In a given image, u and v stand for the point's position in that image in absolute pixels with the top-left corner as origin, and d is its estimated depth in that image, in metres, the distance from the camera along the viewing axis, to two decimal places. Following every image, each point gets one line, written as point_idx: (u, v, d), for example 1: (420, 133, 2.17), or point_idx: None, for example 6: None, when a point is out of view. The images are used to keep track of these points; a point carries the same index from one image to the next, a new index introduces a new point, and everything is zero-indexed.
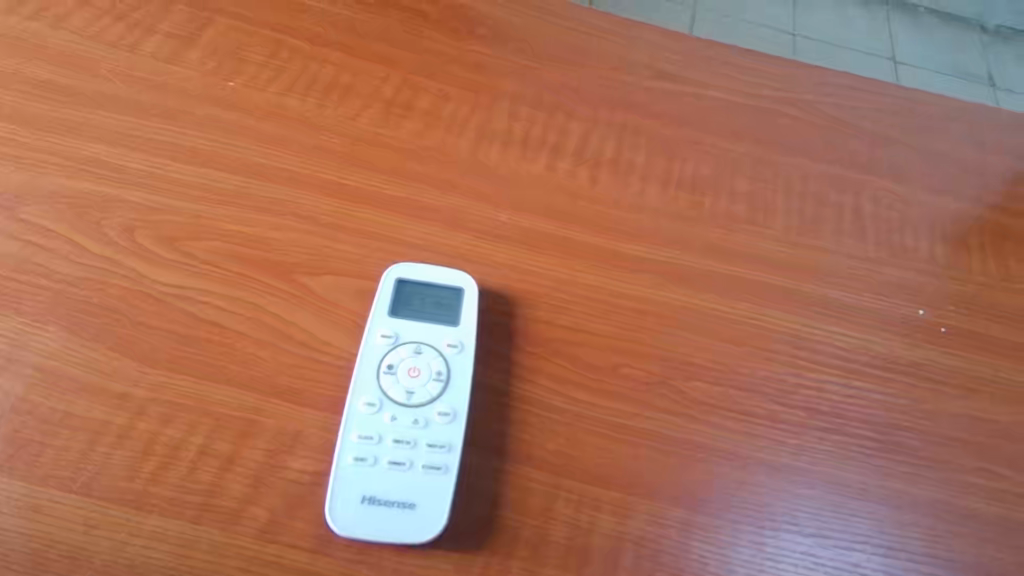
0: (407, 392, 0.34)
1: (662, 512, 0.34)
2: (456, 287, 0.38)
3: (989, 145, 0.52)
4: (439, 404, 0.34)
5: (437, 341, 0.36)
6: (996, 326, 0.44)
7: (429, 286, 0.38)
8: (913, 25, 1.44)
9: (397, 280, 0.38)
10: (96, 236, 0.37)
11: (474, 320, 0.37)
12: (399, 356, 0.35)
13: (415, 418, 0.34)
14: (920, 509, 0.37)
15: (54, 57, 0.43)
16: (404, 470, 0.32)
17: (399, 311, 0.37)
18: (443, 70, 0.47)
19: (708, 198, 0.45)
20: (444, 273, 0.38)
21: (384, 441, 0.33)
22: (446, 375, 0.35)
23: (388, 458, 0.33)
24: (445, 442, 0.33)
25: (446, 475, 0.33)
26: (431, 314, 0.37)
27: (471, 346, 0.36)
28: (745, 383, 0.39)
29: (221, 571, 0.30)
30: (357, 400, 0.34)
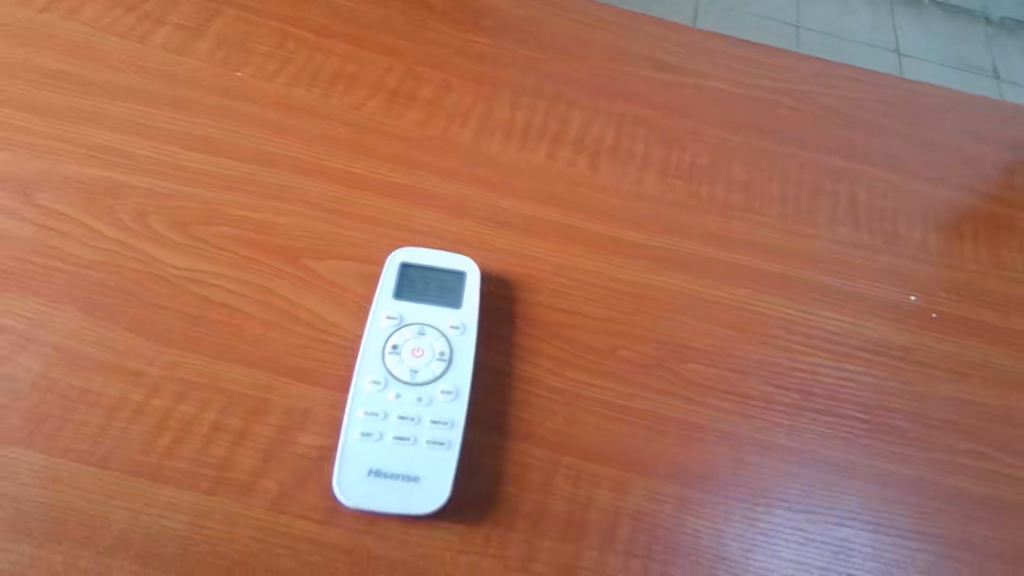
0: (411, 370, 0.36)
1: (658, 488, 0.36)
2: (459, 271, 0.39)
3: (984, 136, 0.53)
4: (442, 383, 0.35)
5: (440, 322, 0.37)
6: (987, 312, 0.45)
7: (432, 270, 0.39)
8: (917, 17, 1.44)
9: (402, 264, 0.39)
10: (110, 222, 0.38)
11: (476, 303, 0.38)
12: (404, 337, 0.37)
13: (419, 395, 0.35)
14: (909, 488, 0.38)
15: (66, 48, 0.44)
16: (408, 446, 0.34)
17: (403, 293, 0.38)
18: (446, 61, 0.48)
19: (705, 187, 0.46)
20: (448, 258, 0.40)
21: (389, 417, 0.34)
22: (449, 355, 0.36)
23: (393, 434, 0.34)
24: (448, 419, 0.35)
25: (449, 451, 0.34)
26: (435, 296, 0.38)
27: (472, 328, 0.38)
28: (739, 366, 0.40)
29: (234, 541, 0.31)
30: (364, 378, 0.35)
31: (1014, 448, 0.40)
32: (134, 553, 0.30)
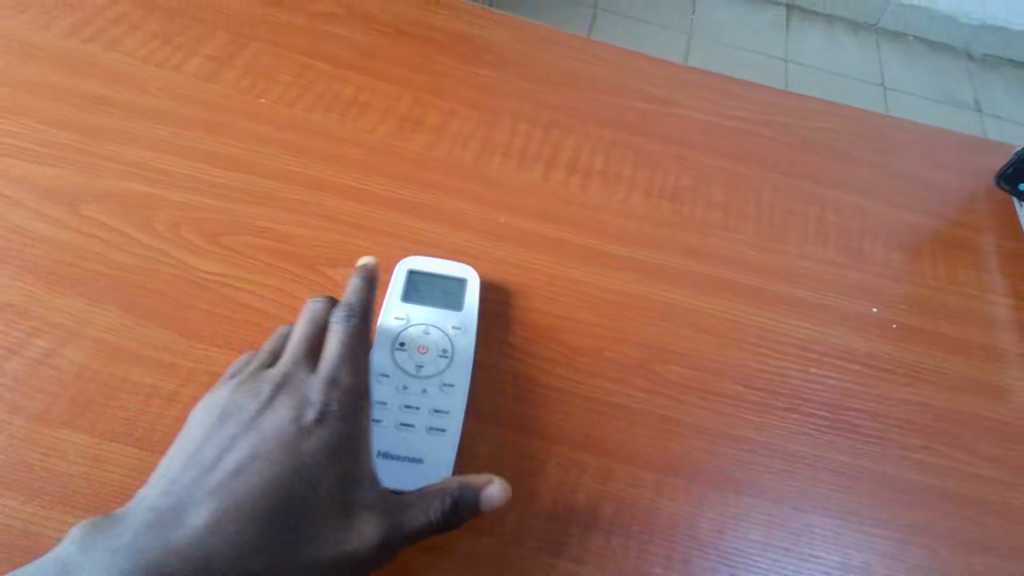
0: (415, 365, 0.40)
1: (639, 475, 0.39)
2: (460, 277, 0.44)
3: (947, 164, 0.57)
4: (444, 376, 0.40)
5: (443, 323, 0.42)
6: (945, 324, 0.48)
7: (438, 276, 0.44)
8: (903, 53, 1.50)
9: (408, 271, 0.43)
10: (147, 231, 0.43)
11: (476, 307, 0.43)
12: (410, 336, 0.41)
13: (422, 387, 0.40)
14: (869, 479, 0.41)
15: (108, 75, 0.49)
16: (412, 431, 0.38)
17: (411, 295, 0.43)
18: (450, 90, 0.53)
19: (687, 207, 0.51)
20: (450, 266, 0.44)
21: (395, 406, 0.39)
22: (450, 351, 0.41)
23: (398, 421, 0.39)
24: (447, 408, 0.39)
25: (447, 436, 0.38)
26: (439, 300, 0.43)
27: (471, 329, 0.42)
28: (715, 368, 0.44)
29: None
30: (375, 369, 0.40)
31: (968, 448, 0.43)
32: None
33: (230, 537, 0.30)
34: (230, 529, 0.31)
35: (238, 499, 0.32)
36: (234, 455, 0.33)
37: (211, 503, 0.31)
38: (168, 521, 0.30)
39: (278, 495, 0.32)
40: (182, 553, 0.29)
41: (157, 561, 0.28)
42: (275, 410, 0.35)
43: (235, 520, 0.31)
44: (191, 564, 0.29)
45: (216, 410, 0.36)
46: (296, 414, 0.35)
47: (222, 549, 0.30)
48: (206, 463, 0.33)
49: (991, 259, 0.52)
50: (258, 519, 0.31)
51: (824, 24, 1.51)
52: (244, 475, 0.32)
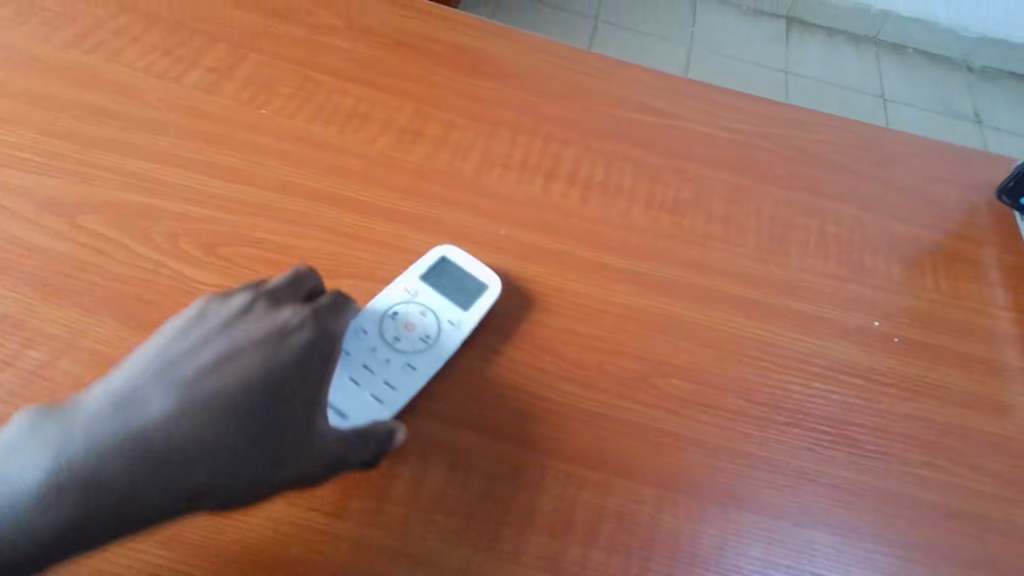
0: (395, 337, 0.41)
1: (638, 491, 0.39)
2: (483, 281, 0.44)
3: (948, 177, 0.56)
4: (412, 358, 0.41)
5: (443, 312, 0.42)
6: (947, 337, 0.48)
7: (466, 271, 0.44)
8: (902, 65, 1.51)
9: (440, 256, 0.44)
10: (145, 242, 0.42)
11: (483, 315, 0.43)
12: (408, 310, 0.42)
13: (387, 357, 0.40)
14: (872, 495, 0.41)
15: (109, 86, 0.49)
16: (354, 388, 0.39)
17: (433, 275, 0.44)
18: (450, 102, 0.53)
19: (687, 220, 0.50)
20: (479, 268, 0.44)
21: (355, 361, 0.40)
22: (432, 339, 0.41)
23: (349, 374, 0.39)
24: (397, 386, 0.39)
25: (381, 407, 0.39)
26: (453, 291, 0.43)
27: (464, 331, 0.42)
28: (715, 381, 0.44)
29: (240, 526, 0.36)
30: (360, 322, 0.41)
31: (972, 464, 0.43)
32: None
33: (186, 437, 0.31)
34: (187, 426, 0.32)
35: (200, 399, 0.32)
36: (204, 356, 0.34)
37: (171, 399, 0.32)
38: (128, 409, 0.31)
39: (239, 403, 0.33)
40: (135, 443, 0.31)
41: (107, 448, 0.30)
42: (249, 324, 0.36)
43: (195, 420, 0.32)
44: (142, 456, 0.31)
45: (195, 312, 0.36)
46: (268, 332, 0.36)
47: (174, 448, 0.31)
48: (173, 361, 0.33)
49: (993, 272, 0.52)
50: (215, 422, 0.32)
51: (823, 36, 1.52)
52: (209, 379, 0.33)
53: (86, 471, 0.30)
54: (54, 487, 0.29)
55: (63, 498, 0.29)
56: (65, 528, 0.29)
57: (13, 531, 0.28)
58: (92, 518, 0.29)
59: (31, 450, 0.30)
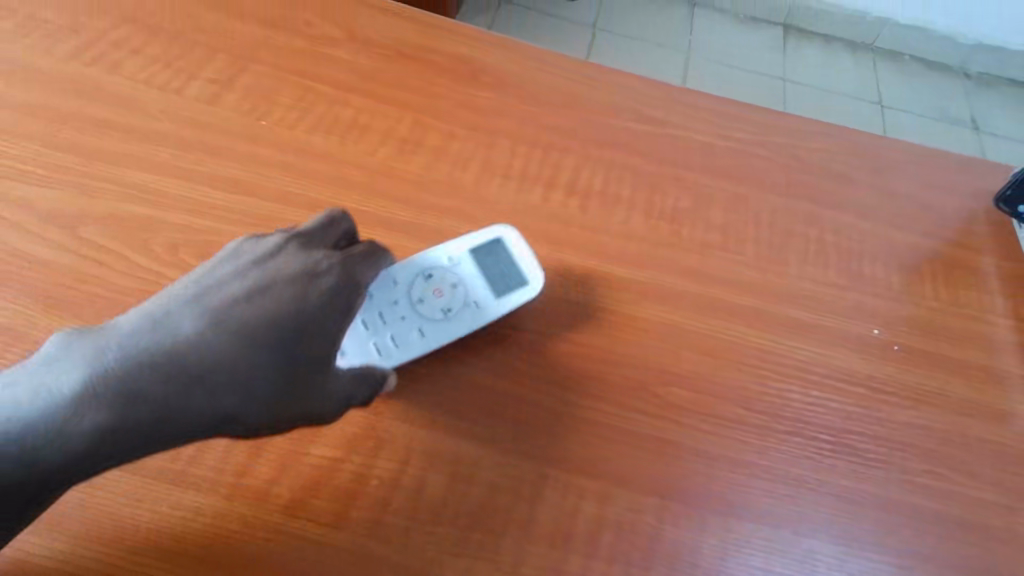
0: (420, 298, 0.43)
1: (638, 500, 0.39)
2: (527, 278, 0.44)
3: (945, 185, 0.56)
4: (425, 325, 0.42)
5: (472, 291, 0.44)
6: (946, 345, 0.48)
7: (514, 261, 0.45)
8: (899, 71, 1.51)
9: (495, 238, 0.45)
10: (145, 253, 0.43)
11: (509, 309, 0.43)
12: (443, 276, 0.44)
13: (404, 314, 0.42)
14: (871, 504, 0.41)
15: (110, 98, 0.49)
16: (363, 331, 0.41)
17: (480, 252, 0.45)
18: (449, 112, 0.53)
19: (685, 229, 0.50)
20: (529, 263, 0.45)
21: (374, 308, 0.42)
22: (451, 315, 0.43)
23: (364, 317, 0.42)
24: (401, 344, 0.41)
25: (377, 357, 0.41)
26: (491, 274, 0.44)
27: (485, 318, 0.43)
28: (716, 391, 0.44)
29: (237, 537, 0.36)
30: (395, 273, 0.43)
31: (972, 472, 0.43)
32: (115, 516, 0.36)
33: (212, 361, 0.35)
34: (214, 351, 0.35)
35: (225, 326, 0.36)
36: (232, 290, 0.37)
37: (201, 325, 0.35)
38: (161, 332, 0.35)
39: (263, 335, 0.36)
40: (166, 362, 0.34)
41: (140, 364, 0.34)
42: (278, 263, 0.39)
43: (221, 345, 0.35)
44: (171, 373, 0.34)
45: (229, 251, 0.39)
46: (294, 270, 0.38)
47: (200, 368, 0.34)
48: (207, 292, 0.37)
49: (991, 280, 0.52)
50: (238, 348, 0.35)
51: (820, 44, 1.52)
52: (237, 311, 0.36)
53: (121, 384, 0.33)
54: (91, 395, 0.33)
55: (99, 406, 0.33)
56: (99, 434, 0.32)
57: (53, 436, 0.32)
58: (124, 426, 0.33)
59: (72, 362, 0.34)
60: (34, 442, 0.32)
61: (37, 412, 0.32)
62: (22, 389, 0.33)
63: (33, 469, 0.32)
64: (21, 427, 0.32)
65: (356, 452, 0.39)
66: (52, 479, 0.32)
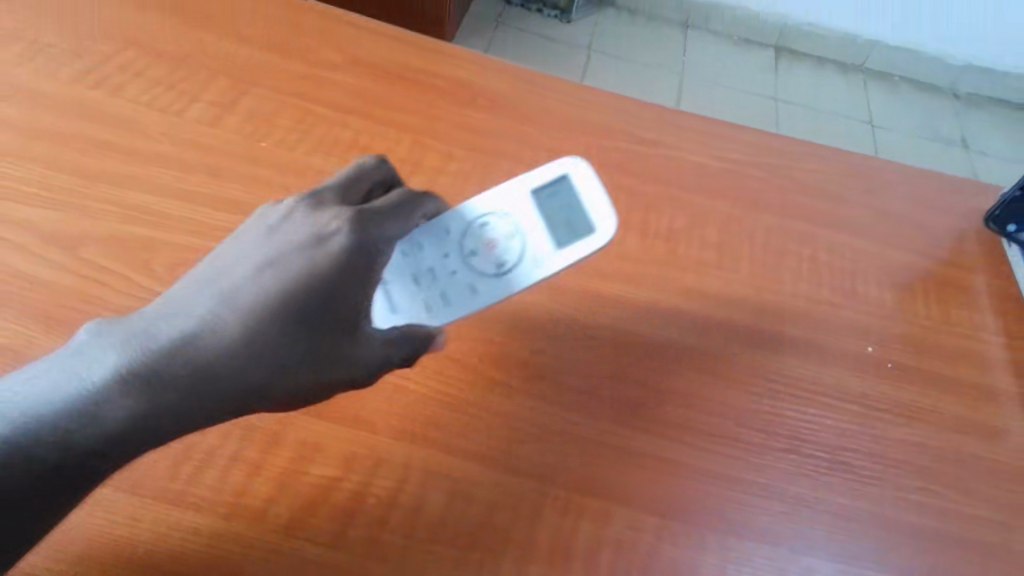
0: (473, 250, 0.41)
1: (637, 518, 0.39)
2: (593, 225, 0.41)
3: (935, 204, 0.57)
4: (477, 282, 0.41)
5: (531, 240, 0.41)
6: (940, 363, 0.48)
7: (578, 205, 0.41)
8: (889, 92, 1.53)
9: (561, 177, 0.42)
10: (146, 273, 0.43)
11: (572, 262, 0.40)
12: (500, 224, 0.41)
13: (455, 269, 0.41)
14: (868, 521, 0.41)
15: (112, 120, 0.50)
16: (413, 288, 0.41)
17: (542, 197, 0.42)
18: (447, 133, 0.53)
19: (680, 247, 0.51)
20: (597, 207, 0.41)
21: (425, 262, 0.41)
22: (505, 270, 0.41)
23: (414, 272, 0.41)
24: (451, 302, 0.40)
25: (426, 316, 0.40)
26: (551, 223, 0.41)
27: (542, 270, 0.40)
28: (712, 408, 0.44)
29: (234, 558, 0.36)
30: (448, 223, 0.42)
31: (967, 489, 0.43)
32: (107, 536, 0.36)
33: (238, 339, 0.34)
34: (237, 328, 0.34)
35: (247, 301, 0.34)
36: (253, 258, 0.35)
37: (221, 303, 0.34)
38: (184, 312, 0.34)
39: (285, 308, 0.34)
40: (193, 342, 0.33)
41: (167, 346, 0.33)
42: (295, 225, 0.36)
43: (244, 322, 0.34)
44: (199, 353, 0.33)
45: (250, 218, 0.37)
46: (311, 232, 0.35)
47: (226, 347, 0.33)
48: (226, 265, 0.35)
49: (982, 298, 0.53)
50: (263, 323, 0.34)
51: (812, 64, 1.55)
52: (255, 283, 0.34)
53: (150, 364, 0.33)
54: (120, 379, 0.32)
55: (131, 391, 0.32)
56: (135, 418, 0.32)
57: (86, 422, 0.32)
58: (158, 410, 0.33)
59: (102, 350, 0.33)
60: (68, 425, 0.31)
61: (69, 399, 0.32)
62: (52, 379, 0.32)
63: (70, 452, 0.31)
64: (54, 416, 0.31)
65: (354, 471, 0.39)
66: (92, 462, 0.32)
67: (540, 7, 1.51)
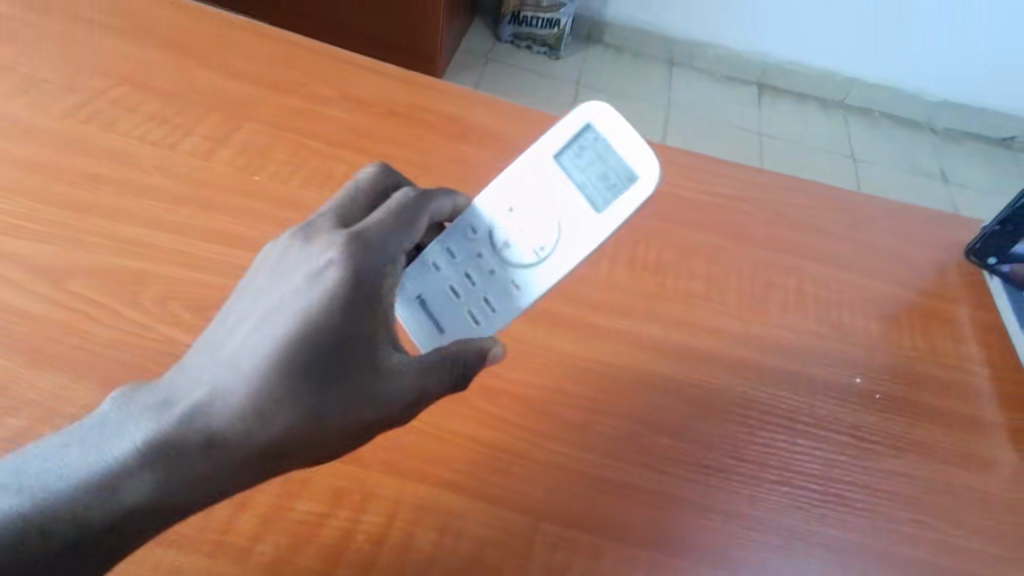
0: (507, 244, 0.41)
1: (631, 553, 0.39)
2: (630, 175, 0.39)
3: (918, 237, 0.58)
4: (517, 276, 0.40)
5: (568, 214, 0.40)
6: (927, 394, 0.49)
7: (606, 158, 0.40)
8: (869, 127, 1.57)
9: (582, 131, 0.41)
10: (134, 306, 0.43)
11: (617, 223, 0.39)
12: (528, 206, 0.41)
13: (492, 269, 0.41)
14: (861, 554, 0.41)
15: (105, 153, 0.50)
16: (456, 302, 0.41)
17: (567, 162, 0.41)
18: (438, 166, 0.54)
19: (669, 279, 0.51)
20: (626, 154, 0.40)
21: (460, 270, 0.41)
22: (548, 252, 0.40)
23: (452, 284, 0.41)
24: (497, 305, 0.40)
25: (476, 327, 0.40)
26: (585, 187, 0.41)
27: (589, 236, 0.39)
28: (704, 440, 0.44)
29: None
30: (473, 222, 0.42)
31: (958, 521, 0.43)
32: None
33: (252, 392, 0.31)
34: (250, 379, 0.31)
35: (257, 350, 0.31)
36: (258, 306, 0.33)
37: (233, 358, 0.31)
38: (199, 373, 0.32)
39: (295, 349, 0.31)
40: (211, 402, 0.31)
41: (185, 411, 0.31)
42: (295, 265, 0.34)
43: (255, 371, 0.31)
44: (216, 412, 0.31)
45: (255, 261, 0.36)
46: (309, 266, 0.33)
47: (242, 402, 0.31)
48: (232, 319, 0.33)
49: (967, 329, 0.53)
50: (276, 369, 0.31)
51: (794, 100, 1.58)
52: (261, 330, 0.32)
53: (173, 429, 0.30)
54: (140, 453, 0.30)
55: (150, 462, 0.30)
56: (158, 490, 0.30)
57: (106, 497, 0.29)
58: (182, 479, 0.30)
59: (120, 426, 0.31)
60: (87, 503, 0.29)
61: (86, 474, 0.29)
62: (67, 460, 0.30)
63: (88, 532, 0.29)
64: (70, 496, 0.29)
65: (341, 506, 0.39)
66: (112, 541, 0.29)
67: (529, 44, 1.54)
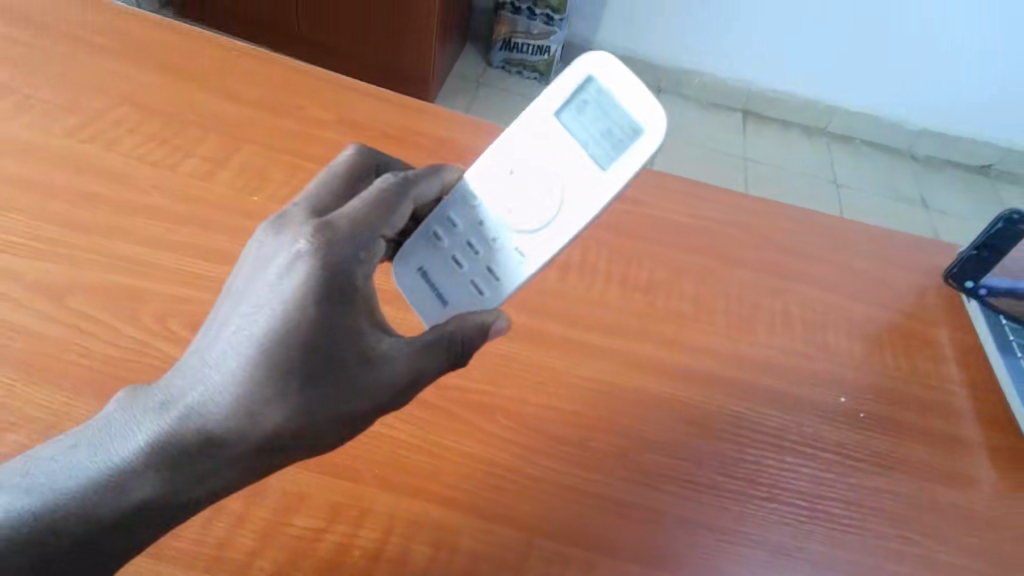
0: (508, 209, 0.41)
1: (623, 568, 0.40)
2: (635, 127, 0.39)
3: (898, 261, 0.60)
4: (520, 241, 0.40)
5: (571, 173, 0.40)
6: (909, 412, 0.50)
7: (611, 112, 0.39)
8: (851, 154, 1.60)
9: (585, 82, 0.40)
10: (133, 323, 0.43)
11: (621, 181, 0.38)
12: (529, 166, 0.41)
13: (493, 236, 0.41)
14: (848, 569, 0.42)
15: (105, 173, 0.51)
16: (459, 272, 0.41)
17: (569, 118, 0.41)
18: None
19: (659, 300, 0.52)
20: (632, 106, 0.39)
21: (461, 240, 0.41)
22: (550, 214, 0.40)
23: (454, 254, 0.41)
24: (501, 274, 0.40)
25: (479, 298, 0.41)
26: (588, 142, 0.40)
27: (593, 199, 0.39)
28: (693, 458, 0.45)
29: None
30: (472, 187, 0.42)
31: (942, 537, 0.44)
32: None
33: (239, 391, 0.31)
34: (236, 379, 0.31)
35: (242, 348, 0.31)
36: (243, 301, 0.33)
37: (220, 356, 0.32)
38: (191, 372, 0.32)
39: (276, 347, 0.31)
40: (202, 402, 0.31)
41: (181, 411, 0.32)
42: (273, 258, 0.33)
43: (241, 370, 0.31)
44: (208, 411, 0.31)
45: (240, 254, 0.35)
46: (283, 258, 0.32)
47: (231, 401, 0.31)
48: (221, 316, 0.33)
49: (947, 350, 0.55)
50: (260, 368, 0.31)
51: (779, 127, 1.62)
52: (244, 328, 0.32)
53: (172, 431, 0.31)
54: (143, 453, 0.31)
55: (152, 463, 0.31)
56: (161, 491, 0.32)
57: (112, 498, 0.31)
58: (184, 479, 0.32)
59: (124, 424, 0.32)
60: (95, 503, 0.31)
61: (94, 474, 0.31)
62: (76, 459, 0.32)
63: (97, 530, 0.31)
64: (80, 496, 0.31)
65: (338, 521, 0.39)
66: (120, 538, 0.32)
67: (519, 69, 1.56)
